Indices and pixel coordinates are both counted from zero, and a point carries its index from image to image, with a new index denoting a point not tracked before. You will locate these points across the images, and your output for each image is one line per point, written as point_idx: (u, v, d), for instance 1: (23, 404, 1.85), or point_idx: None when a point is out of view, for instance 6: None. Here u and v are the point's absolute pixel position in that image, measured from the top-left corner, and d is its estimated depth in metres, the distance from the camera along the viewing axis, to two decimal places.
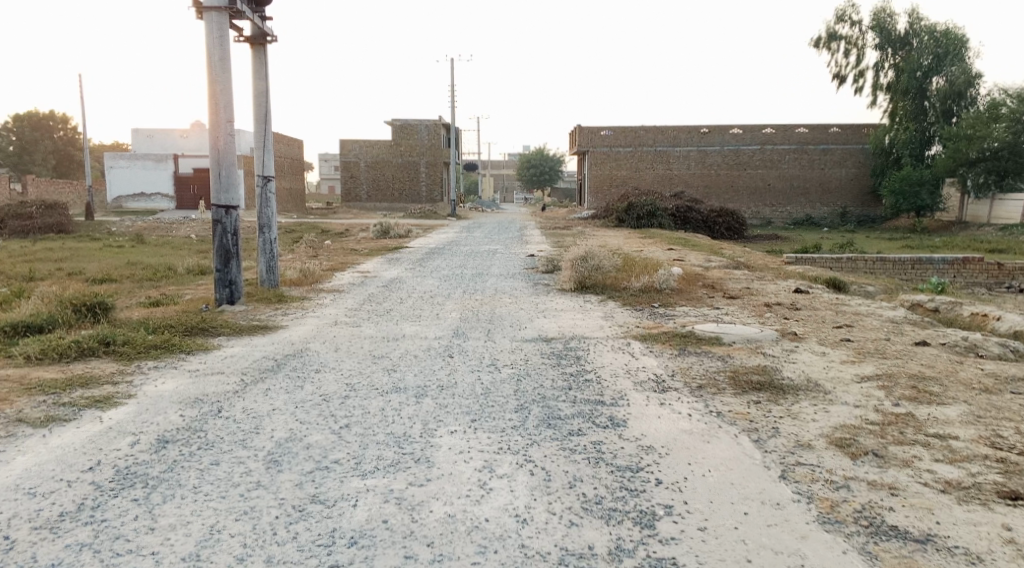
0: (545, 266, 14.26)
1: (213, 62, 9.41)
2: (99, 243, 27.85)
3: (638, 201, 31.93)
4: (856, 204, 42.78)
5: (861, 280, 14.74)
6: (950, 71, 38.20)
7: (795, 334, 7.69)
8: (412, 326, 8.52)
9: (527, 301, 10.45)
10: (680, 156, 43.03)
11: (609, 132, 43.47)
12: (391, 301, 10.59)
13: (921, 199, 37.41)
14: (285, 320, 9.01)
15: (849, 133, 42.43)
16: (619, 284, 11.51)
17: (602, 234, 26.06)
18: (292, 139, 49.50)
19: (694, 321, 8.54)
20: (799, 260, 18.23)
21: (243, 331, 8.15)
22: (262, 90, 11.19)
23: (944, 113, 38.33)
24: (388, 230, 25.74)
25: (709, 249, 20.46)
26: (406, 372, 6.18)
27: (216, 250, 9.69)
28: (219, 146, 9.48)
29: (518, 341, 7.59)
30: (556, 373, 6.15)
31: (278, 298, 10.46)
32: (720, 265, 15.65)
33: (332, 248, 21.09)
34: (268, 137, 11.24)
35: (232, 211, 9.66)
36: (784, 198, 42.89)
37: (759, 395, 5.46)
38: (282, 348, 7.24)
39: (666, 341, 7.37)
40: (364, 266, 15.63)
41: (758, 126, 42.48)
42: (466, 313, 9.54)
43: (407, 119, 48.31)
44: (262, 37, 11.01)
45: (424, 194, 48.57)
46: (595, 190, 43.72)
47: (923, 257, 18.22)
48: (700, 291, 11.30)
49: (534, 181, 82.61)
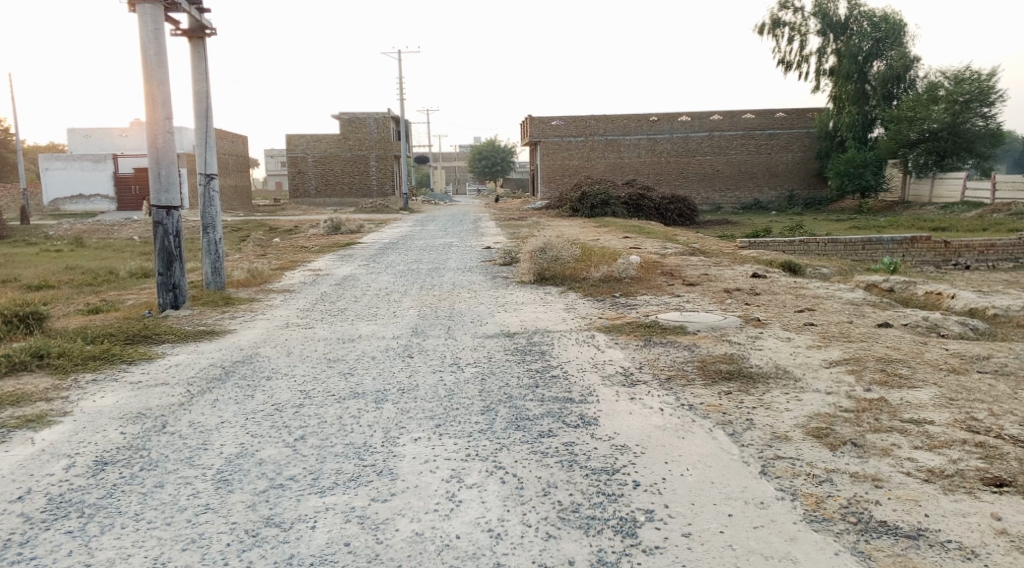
0: (502, 257, 14.03)
1: (148, 56, 8.88)
2: (35, 248, 26.66)
3: (591, 189, 31.96)
4: (803, 188, 43.65)
5: (816, 262, 14.89)
6: (888, 55, 39.49)
7: (759, 320, 7.63)
8: (369, 326, 8.22)
9: (486, 295, 10.22)
10: (630, 144, 43.18)
11: (560, 122, 43.36)
12: (345, 300, 10.24)
13: (865, 180, 38.34)
14: (233, 323, 8.59)
15: (795, 117, 43.17)
16: (578, 274, 11.35)
17: (557, 223, 25.95)
18: (237, 135, 48.20)
19: (657, 310, 8.42)
20: (753, 244, 18.39)
21: (190, 337, 7.73)
22: (202, 87, 10.66)
23: (885, 96, 39.64)
24: (339, 226, 25.17)
25: (664, 236, 20.51)
26: (364, 375, 5.89)
27: (157, 253, 9.20)
28: (157, 144, 8.98)
29: (479, 338, 7.35)
30: (522, 370, 5.93)
31: (226, 300, 10.00)
32: (676, 252, 15.62)
33: (282, 246, 20.50)
34: (210, 134, 10.72)
35: (174, 211, 9.16)
36: (733, 183, 43.46)
37: (730, 385, 5.35)
38: (231, 355, 6.85)
39: (631, 331, 7.23)
40: (316, 264, 15.19)
41: (706, 113, 42.85)
42: (424, 309, 9.26)
43: (355, 112, 47.41)
44: (200, 30, 10.48)
45: (375, 187, 47.83)
46: (548, 180, 43.64)
47: (872, 237, 18.54)
48: (659, 279, 11.22)
49: (486, 172, 82.28)
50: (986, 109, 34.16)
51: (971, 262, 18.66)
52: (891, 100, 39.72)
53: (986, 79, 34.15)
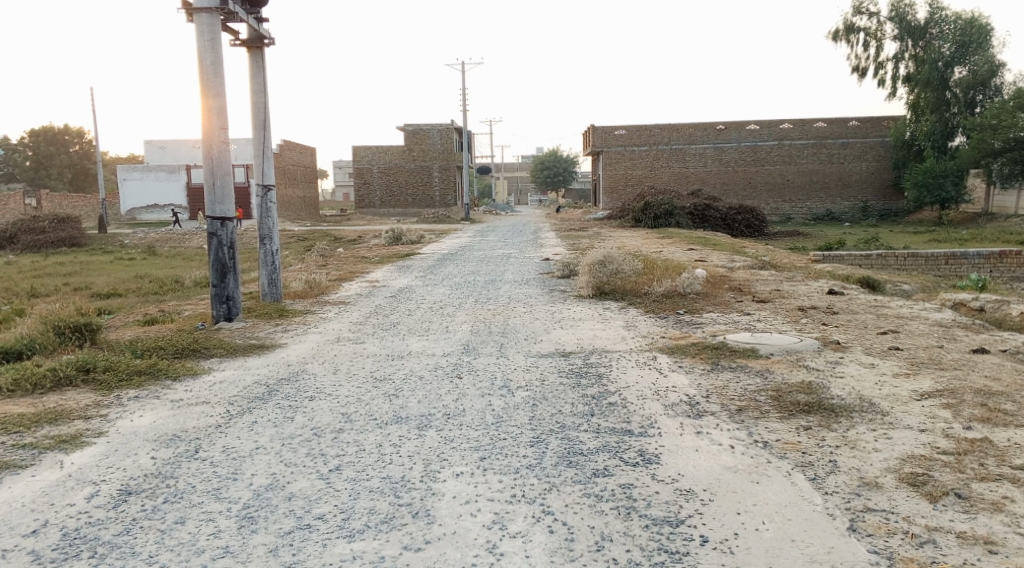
0: (561, 270, 13.63)
1: (205, 66, 8.87)
2: (111, 256, 27.63)
3: (655, 200, 31.28)
4: (878, 198, 41.78)
5: (897, 278, 13.94)
6: (972, 60, 37.32)
7: (838, 344, 6.98)
8: (419, 342, 7.92)
9: (543, 310, 9.82)
10: (695, 153, 42.21)
11: (623, 132, 42.77)
12: (398, 313, 9.99)
13: (945, 191, 36.35)
14: (283, 337, 8.44)
15: (869, 125, 41.42)
16: (640, 290, 10.84)
17: (620, 235, 25.40)
18: (305, 147, 49.28)
19: (725, 330, 7.84)
20: (826, 258, 17.44)
21: (237, 352, 7.58)
22: (260, 96, 10.65)
23: (967, 102, 37.45)
24: (400, 237, 25.21)
25: (731, 249, 19.73)
26: (409, 398, 5.56)
27: (212, 265, 9.14)
28: (213, 154, 8.97)
29: (532, 357, 6.93)
30: (577, 396, 5.50)
31: (279, 312, 9.91)
32: (744, 265, 14.92)
33: (342, 257, 20.59)
34: (268, 144, 10.69)
35: (228, 223, 9.09)
36: (804, 193, 41.95)
37: (809, 419, 4.79)
38: (277, 371, 6.65)
39: (695, 354, 6.69)
40: (373, 275, 15.07)
41: (775, 121, 41.56)
42: (478, 325, 8.90)
43: (419, 124, 47.82)
44: (259, 40, 10.47)
45: (437, 198, 48.11)
46: (610, 190, 43.06)
47: (957, 251, 17.33)
48: (727, 295, 10.60)
49: (549, 183, 82.00)
50: None
51: None
52: (974, 107, 37.58)
53: None
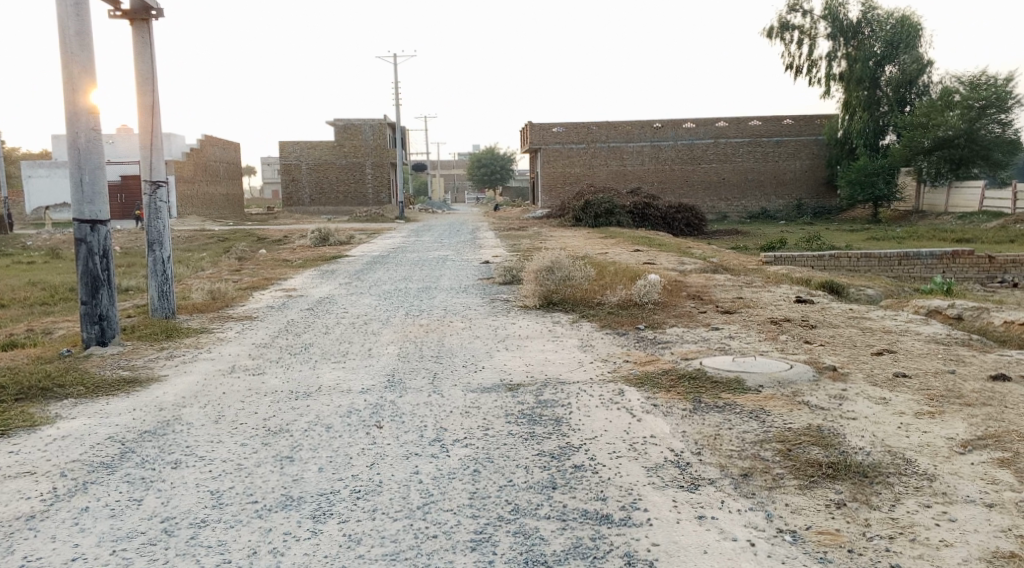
0: (501, 276, 12.37)
1: (67, 36, 7.17)
2: (4, 260, 24.94)
3: (594, 198, 30.39)
4: (812, 197, 42.10)
5: (858, 281, 13.21)
6: (902, 59, 37.66)
7: (835, 370, 5.90)
8: (334, 372, 6.49)
9: (484, 326, 8.49)
10: (634, 151, 41.60)
11: (561, 129, 41.80)
12: (313, 332, 8.49)
13: (878, 189, 36.37)
14: (164, 367, 6.85)
15: (802, 124, 41.62)
16: (591, 299, 9.65)
17: (561, 235, 24.33)
18: (229, 142, 46.59)
19: (697, 352, 6.67)
20: (778, 258, 16.67)
21: (101, 389, 5.99)
22: (147, 76, 8.96)
23: (897, 101, 37.92)
24: (327, 236, 23.48)
25: (678, 249, 18.87)
26: (308, 464, 4.14)
27: (79, 277, 7.45)
28: (79, 144, 7.29)
29: (472, 394, 5.61)
30: (532, 455, 4.21)
31: (167, 332, 8.29)
32: (696, 268, 13.96)
33: (262, 260, 18.81)
34: (158, 134, 9.01)
35: (100, 227, 7.44)
36: (740, 192, 41.92)
37: (839, 490, 3.64)
38: (142, 421, 5.11)
39: (670, 387, 5.50)
40: (291, 283, 13.42)
41: (712, 119, 41.33)
42: (406, 346, 7.50)
43: (350, 118, 45.79)
44: (144, 10, 8.79)
45: (370, 196, 46.17)
46: (549, 188, 42.04)
47: (909, 251, 16.96)
48: (687, 304, 9.49)
49: (485, 181, 80.58)
50: (1004, 115, 32.73)
51: (1020, 278, 16.99)
52: (905, 106, 38.12)
53: (1004, 85, 32.71)
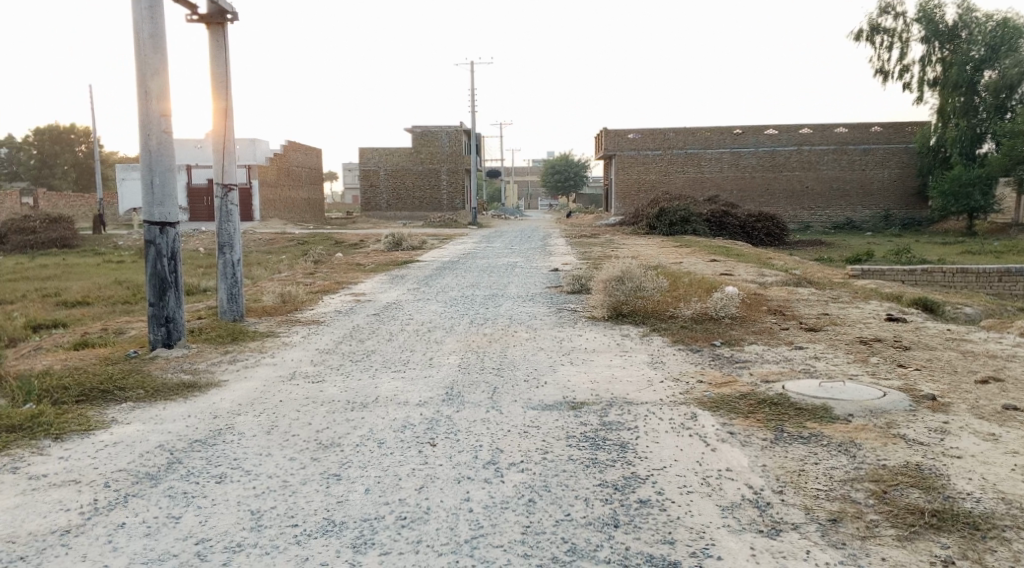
0: (571, 285, 12.04)
1: (142, 39, 7.30)
2: (98, 259, 26.19)
3: (669, 206, 29.66)
4: (901, 207, 40.00)
5: (956, 299, 12.26)
6: (1002, 63, 35.01)
7: (936, 399, 5.31)
8: (393, 383, 6.30)
9: (549, 337, 8.18)
10: (711, 159, 40.49)
11: (637, 135, 41.10)
12: (376, 339, 8.36)
13: (974, 201, 34.21)
14: (226, 372, 6.82)
15: (893, 131, 39.61)
16: (663, 312, 9.20)
17: (634, 244, 23.78)
18: (311, 149, 47.85)
19: (778, 374, 6.17)
20: (866, 272, 15.73)
21: (162, 393, 6.00)
22: (221, 79, 9.07)
23: (997, 108, 35.41)
24: (400, 241, 23.66)
25: (756, 260, 18.11)
26: (354, 485, 3.92)
27: (149, 278, 7.54)
28: (151, 146, 7.40)
29: (533, 412, 5.31)
30: (593, 485, 3.87)
31: (233, 335, 8.33)
32: (777, 281, 13.28)
33: (336, 264, 19.07)
34: (231, 138, 9.11)
35: (169, 229, 7.52)
36: (824, 201, 40.22)
37: (945, 545, 3.16)
38: (196, 430, 5.03)
39: (749, 413, 5.04)
40: (360, 287, 13.45)
41: (795, 126, 39.84)
42: (468, 357, 7.26)
43: (427, 125, 46.34)
44: (220, 15, 8.90)
45: (445, 202, 46.56)
46: (623, 196, 41.36)
47: (1014, 268, 15.73)
48: (767, 320, 8.94)
49: (559, 188, 80.24)
50: None
51: None
52: (1005, 113, 35.51)
53: None
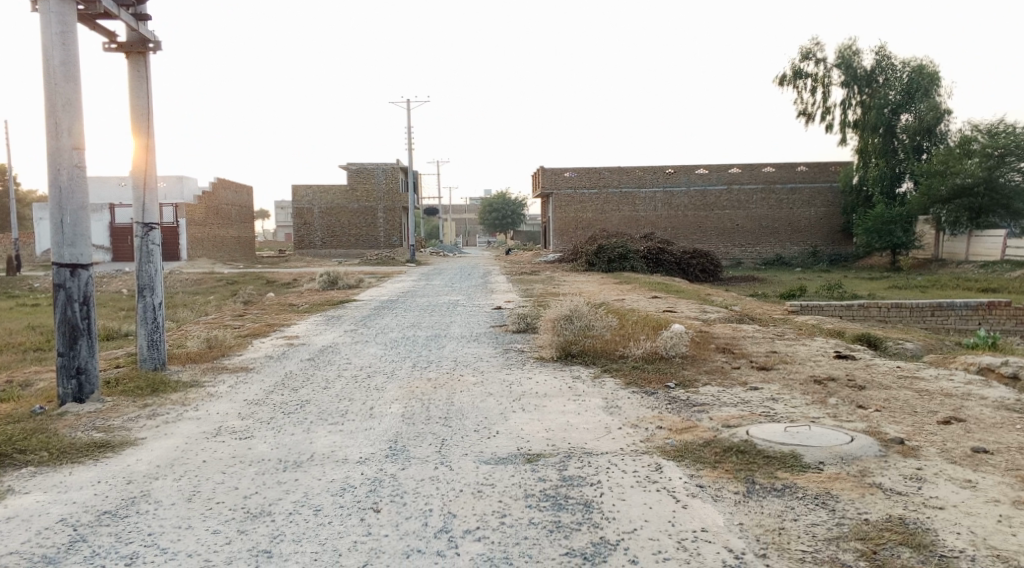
0: (515, 324, 11.70)
1: (52, 67, 6.72)
2: (9, 302, 24.52)
3: (607, 243, 29.84)
4: (827, 244, 41.42)
5: (895, 334, 12.44)
6: (918, 107, 37.05)
7: (903, 443, 5.14)
8: (330, 437, 5.78)
9: (496, 381, 7.77)
10: (646, 197, 41.20)
11: (573, 174, 41.50)
12: (311, 387, 7.78)
13: (896, 237, 35.63)
14: (143, 428, 6.15)
15: (817, 171, 41.10)
16: (612, 351, 8.94)
17: (575, 281, 23.69)
18: (243, 186, 46.58)
19: (739, 418, 5.92)
20: (804, 307, 15.94)
21: (68, 453, 5.33)
22: (142, 113, 8.49)
23: (914, 149, 37.27)
24: (336, 280, 22.96)
25: (697, 296, 18.19)
26: None
27: (56, 326, 6.83)
28: (61, 182, 6.76)
29: (485, 467, 4.89)
30: (559, 557, 3.48)
31: (154, 385, 7.64)
32: (720, 317, 13.26)
33: (267, 305, 18.26)
34: (151, 174, 8.50)
35: (81, 271, 6.86)
36: (754, 238, 41.33)
37: None
38: (106, 498, 4.41)
39: (716, 463, 4.75)
40: (294, 330, 12.77)
41: (724, 166, 40.99)
42: (411, 405, 6.78)
43: (362, 163, 45.79)
44: (141, 43, 8.35)
45: (381, 239, 45.88)
46: (560, 233, 41.53)
47: (943, 302, 16.20)
48: (717, 359, 8.77)
49: (496, 225, 80.34)
50: None
51: None
52: (921, 153, 37.44)
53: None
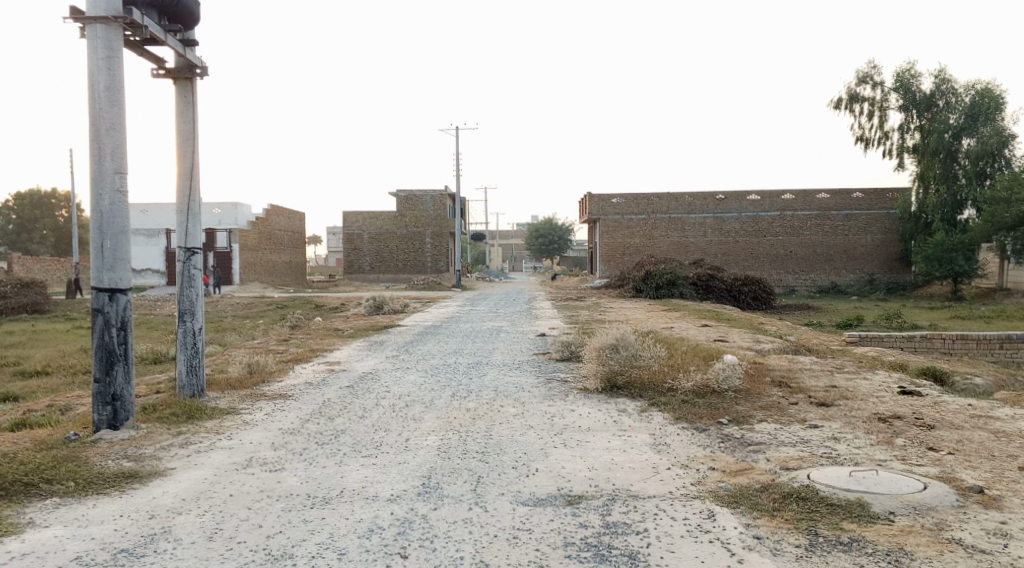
0: (559, 353, 11.36)
1: (97, 92, 6.74)
2: (67, 325, 25.18)
3: (656, 269, 29.30)
4: (884, 271, 40.00)
5: (964, 368, 11.70)
6: (981, 132, 35.51)
7: (985, 493, 4.62)
8: (363, 471, 5.53)
9: (537, 413, 7.44)
10: (695, 223, 40.51)
11: (620, 200, 41.09)
12: (347, 416, 7.57)
13: (957, 265, 34.18)
14: (174, 458, 6.00)
15: (873, 197, 39.87)
16: (660, 383, 8.51)
17: (622, 308, 23.25)
18: (295, 212, 47.45)
19: (799, 460, 5.46)
20: (863, 338, 15.19)
21: (95, 484, 5.18)
22: (187, 137, 8.51)
23: (976, 174, 35.67)
24: (382, 305, 23.00)
25: (749, 325, 17.57)
26: None
27: (94, 352, 6.77)
28: (103, 206, 6.76)
29: (523, 509, 4.56)
30: None
31: (190, 411, 7.53)
32: (774, 348, 12.69)
33: (313, 330, 18.27)
34: (195, 199, 8.49)
35: (119, 296, 6.80)
36: (808, 266, 40.18)
37: None
38: (125, 535, 4.22)
39: (774, 511, 4.32)
40: (335, 356, 12.66)
41: (777, 192, 40.08)
42: (448, 438, 6.50)
43: (411, 189, 46.23)
44: (189, 69, 8.40)
45: (428, 265, 46.08)
46: (607, 260, 41.06)
47: (1015, 334, 15.27)
48: (773, 393, 8.27)
49: (543, 251, 80.15)
50: None
51: None
52: (984, 179, 35.78)
53: None
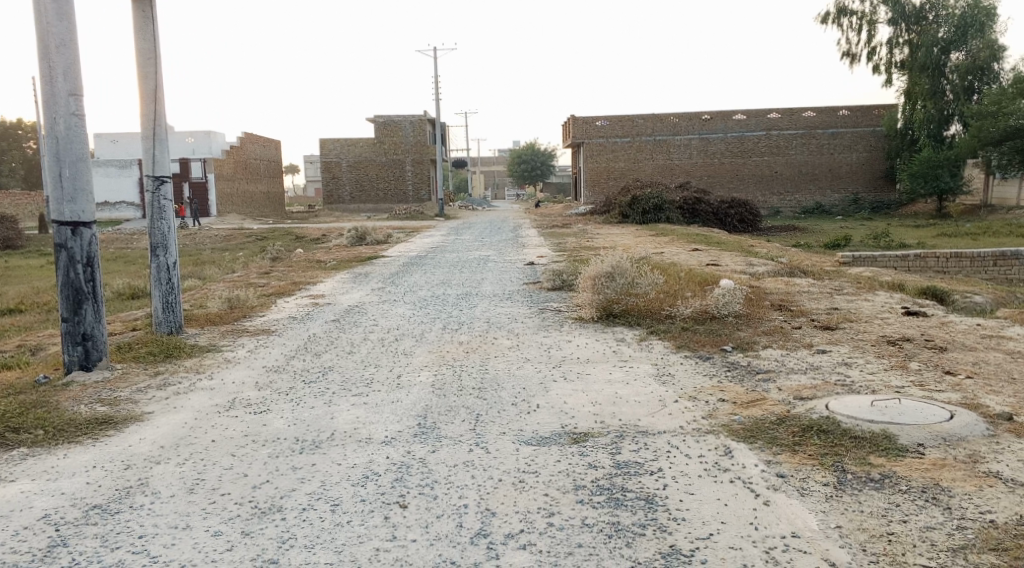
0: (550, 280, 11.03)
1: (43, 4, 6.06)
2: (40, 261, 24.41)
3: (642, 194, 28.80)
4: (869, 191, 39.76)
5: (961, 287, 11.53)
6: (970, 45, 34.89)
7: (1010, 419, 4.40)
8: (352, 411, 5.20)
9: (533, 345, 7.13)
10: (681, 144, 39.79)
11: (605, 122, 40.04)
12: (335, 352, 7.23)
13: (943, 181, 34.05)
14: (152, 400, 5.65)
15: (859, 115, 39.23)
16: (657, 309, 8.24)
17: (609, 233, 22.89)
18: (271, 141, 46.05)
19: (812, 388, 5.22)
20: (856, 258, 14.97)
21: (67, 432, 4.84)
22: (148, 56, 7.82)
23: (964, 90, 34.89)
24: (364, 235, 22.42)
25: (739, 248, 17.31)
26: None
27: (60, 289, 6.33)
28: (58, 132, 6.18)
29: (526, 449, 4.27)
30: None
31: (169, 350, 7.15)
32: (768, 271, 12.44)
33: (294, 261, 17.80)
34: (161, 125, 7.87)
35: (83, 230, 6.31)
36: (793, 186, 39.81)
37: None
38: (98, 488, 3.90)
39: (796, 445, 4.07)
40: (319, 288, 12.26)
41: (763, 111, 39.29)
42: (441, 373, 6.19)
43: (390, 115, 44.86)
44: None
45: (410, 194, 45.20)
46: (592, 184, 40.42)
47: (1007, 251, 15.14)
48: (774, 318, 8.03)
49: (526, 177, 79.02)
50: None
51: None
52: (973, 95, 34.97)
53: None
